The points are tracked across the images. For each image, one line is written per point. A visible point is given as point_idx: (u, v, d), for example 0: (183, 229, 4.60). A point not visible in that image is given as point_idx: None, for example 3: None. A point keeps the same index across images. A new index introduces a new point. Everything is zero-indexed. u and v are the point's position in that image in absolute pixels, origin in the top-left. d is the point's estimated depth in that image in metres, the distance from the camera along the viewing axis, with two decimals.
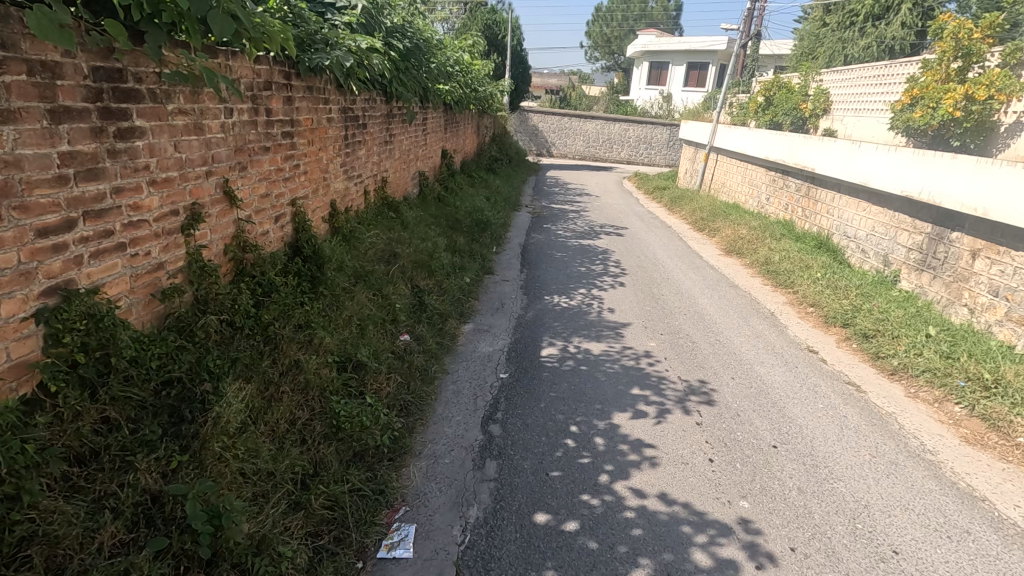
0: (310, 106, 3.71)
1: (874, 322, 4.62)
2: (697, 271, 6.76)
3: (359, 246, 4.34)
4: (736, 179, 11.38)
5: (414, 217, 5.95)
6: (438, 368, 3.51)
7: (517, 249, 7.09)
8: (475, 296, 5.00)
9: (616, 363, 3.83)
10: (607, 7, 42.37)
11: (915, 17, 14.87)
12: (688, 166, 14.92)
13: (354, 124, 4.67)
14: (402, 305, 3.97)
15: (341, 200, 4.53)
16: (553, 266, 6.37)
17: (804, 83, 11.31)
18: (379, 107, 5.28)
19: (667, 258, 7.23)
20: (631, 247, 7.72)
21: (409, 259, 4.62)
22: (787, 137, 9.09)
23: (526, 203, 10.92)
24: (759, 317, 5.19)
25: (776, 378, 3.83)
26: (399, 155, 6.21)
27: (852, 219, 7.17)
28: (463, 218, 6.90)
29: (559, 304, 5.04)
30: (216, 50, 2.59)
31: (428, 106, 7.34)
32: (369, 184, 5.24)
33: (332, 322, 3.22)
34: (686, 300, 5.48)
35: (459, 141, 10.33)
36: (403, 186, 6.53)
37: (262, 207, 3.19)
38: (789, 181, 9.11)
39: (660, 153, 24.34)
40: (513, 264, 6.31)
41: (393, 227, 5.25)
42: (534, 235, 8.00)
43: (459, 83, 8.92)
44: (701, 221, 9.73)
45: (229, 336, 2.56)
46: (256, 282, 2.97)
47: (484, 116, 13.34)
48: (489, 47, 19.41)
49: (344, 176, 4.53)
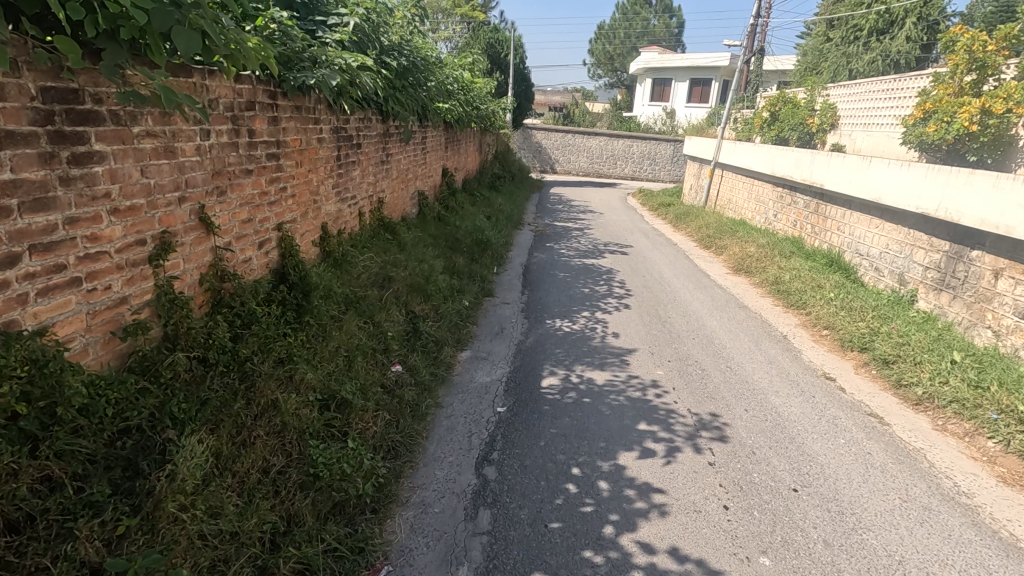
0: (298, 126, 3.56)
1: (894, 347, 4.38)
2: (705, 291, 6.54)
3: (351, 270, 4.16)
4: (742, 195, 11.19)
5: (412, 238, 5.78)
6: (431, 402, 3.29)
7: (519, 269, 6.89)
8: (473, 320, 4.80)
9: (621, 395, 3.60)
10: (610, 25, 42.73)
11: (920, 31, 14.78)
12: (693, 181, 14.75)
13: (348, 144, 4.53)
14: (395, 333, 3.77)
15: (334, 222, 4.37)
16: (555, 287, 6.16)
17: (810, 98, 11.16)
18: (375, 127, 5.14)
19: (674, 278, 7.02)
20: (636, 266, 7.51)
21: (404, 283, 4.43)
22: (794, 152, 8.91)
23: (529, 221, 10.77)
24: (771, 341, 4.95)
25: (793, 409, 3.58)
26: (397, 175, 6.07)
27: (864, 237, 6.95)
28: (463, 238, 6.73)
29: (562, 329, 4.82)
30: (190, 68, 2.44)
31: (428, 124, 7.23)
32: (364, 205, 5.08)
33: (317, 354, 3.02)
34: (694, 322, 5.25)
35: (461, 159, 10.22)
36: (401, 206, 6.38)
37: (243, 233, 3.02)
38: (797, 198, 8.91)
39: (665, 169, 24.23)
40: (515, 285, 6.12)
41: (389, 249, 5.08)
42: (536, 255, 7.81)
43: (460, 101, 8.82)
44: (707, 239, 9.53)
45: (200, 375, 2.36)
46: (235, 313, 2.78)
47: (486, 133, 13.28)
48: (491, 65, 19.50)
49: (336, 198, 4.37)
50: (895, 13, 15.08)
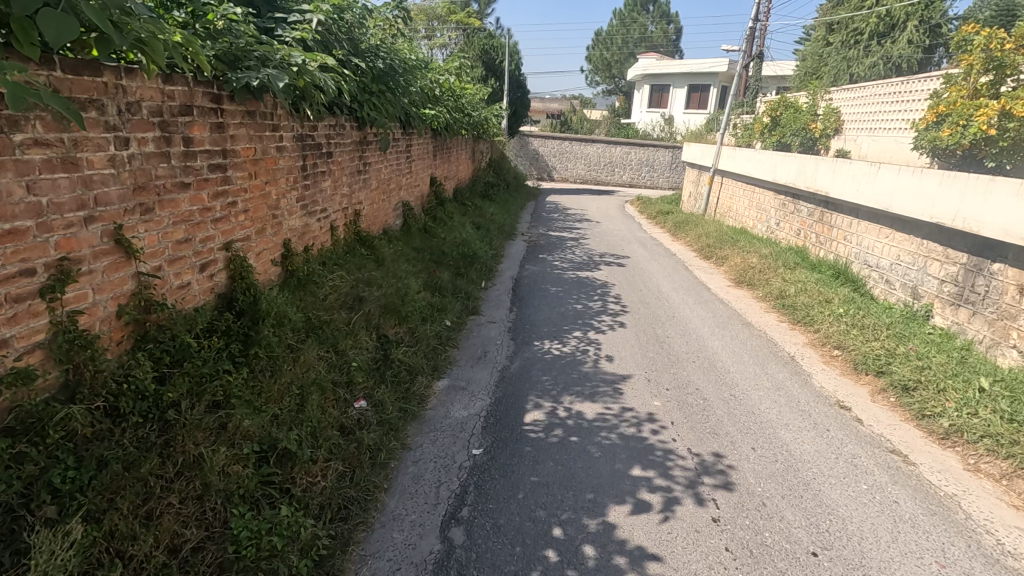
0: (251, 134, 3.20)
1: (914, 371, 4.00)
2: (704, 306, 6.16)
3: (316, 292, 3.79)
4: (743, 203, 10.82)
5: (391, 253, 5.41)
6: (397, 445, 2.90)
7: (508, 284, 6.52)
8: (454, 344, 4.41)
9: (613, 432, 3.21)
10: (607, 32, 42.60)
11: (921, 35, 14.47)
12: (692, 189, 14.41)
13: (316, 152, 4.17)
14: (361, 363, 3.39)
15: (299, 239, 3.99)
16: (546, 303, 5.79)
17: (812, 102, 10.82)
18: (349, 135, 4.78)
19: (672, 292, 6.64)
20: (632, 280, 7.13)
21: (376, 304, 4.05)
22: (796, 159, 8.57)
23: (523, 231, 10.41)
24: (778, 363, 4.56)
25: (806, 447, 3.19)
26: (377, 185, 5.72)
27: (873, 247, 6.58)
28: (449, 252, 6.37)
29: (550, 352, 4.44)
30: (99, 66, 2.08)
31: (412, 132, 6.89)
32: (337, 218, 4.72)
33: (263, 394, 2.64)
34: (694, 342, 4.87)
35: (451, 168, 9.89)
36: (382, 218, 6.02)
37: (178, 255, 2.65)
38: (800, 206, 8.55)
39: (663, 176, 23.91)
40: (502, 301, 5.75)
41: (364, 266, 4.71)
42: (528, 267, 7.45)
43: (448, 107, 8.48)
44: (707, 249, 9.16)
45: (105, 430, 1.98)
46: (162, 348, 2.40)
47: (480, 140, 12.94)
48: (486, 72, 19.26)
49: (302, 212, 4.00)
50: (895, 16, 14.78)
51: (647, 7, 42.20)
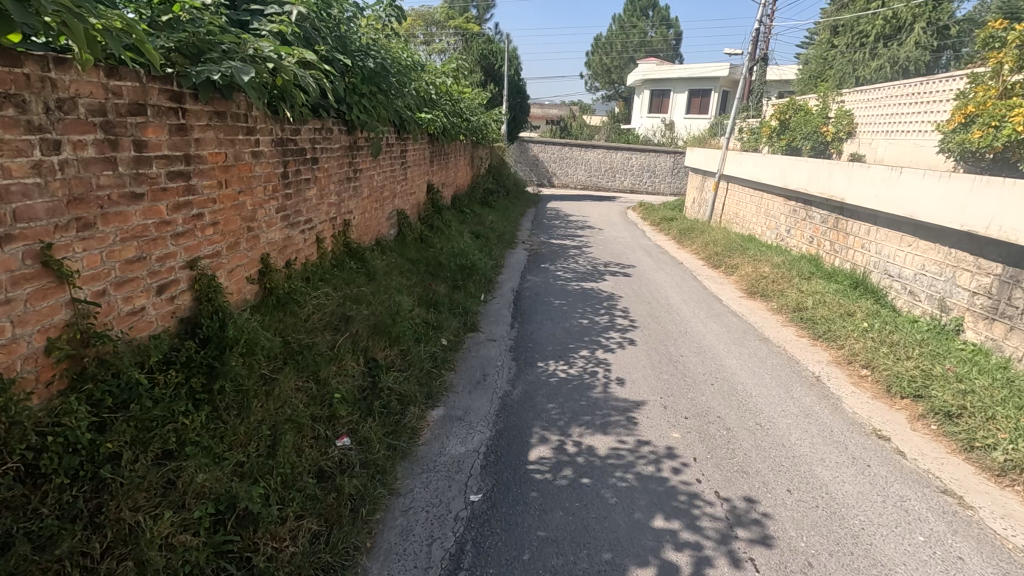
0: (220, 137, 2.85)
1: (957, 396, 3.63)
2: (717, 319, 5.81)
3: (297, 313, 3.43)
4: (751, 209, 10.49)
5: (383, 266, 5.06)
6: (383, 492, 2.53)
7: (509, 297, 6.16)
8: (451, 366, 4.05)
9: (629, 472, 2.84)
10: (606, 37, 42.47)
11: (929, 37, 14.20)
12: (697, 195, 14.08)
13: (299, 158, 3.82)
14: (345, 394, 3.03)
15: (279, 253, 3.64)
16: (550, 318, 5.42)
17: (822, 105, 10.49)
18: (336, 140, 4.43)
19: (682, 304, 6.29)
20: (639, 291, 6.78)
21: (364, 324, 3.69)
22: (808, 163, 8.23)
23: (524, 239, 10.06)
24: (802, 385, 4.19)
25: (848, 487, 2.82)
26: (369, 193, 5.37)
27: (895, 256, 6.23)
28: (446, 263, 6.02)
29: (556, 374, 4.07)
30: (17, 56, 1.75)
31: (407, 137, 6.55)
32: (324, 229, 4.36)
33: (225, 439, 2.28)
34: (710, 362, 4.50)
35: (449, 174, 9.55)
36: (375, 227, 5.67)
37: (129, 277, 2.29)
38: (812, 212, 8.21)
39: (664, 181, 23.61)
40: (503, 317, 5.39)
41: (354, 282, 4.36)
42: (529, 278, 7.09)
43: (445, 111, 8.14)
44: (715, 257, 8.81)
45: (18, 497, 1.62)
46: (104, 388, 2.02)
47: (479, 146, 12.62)
48: (485, 77, 18.99)
49: (283, 223, 3.65)
50: (901, 18, 14.51)
51: (646, 12, 42.07)
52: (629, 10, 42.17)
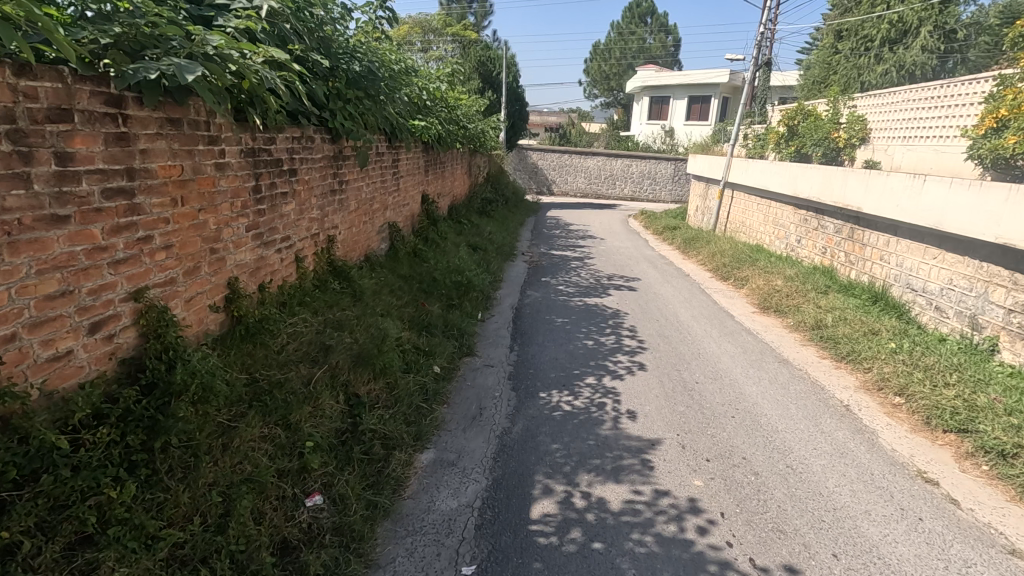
0: (173, 148, 2.47)
1: (1010, 432, 3.24)
2: (731, 338, 5.43)
3: (269, 345, 3.04)
4: (759, 218, 10.14)
5: (371, 285, 4.69)
6: (357, 567, 2.14)
7: (508, 315, 5.77)
8: (444, 399, 3.66)
9: (647, 533, 2.44)
10: (605, 45, 42.37)
11: (935, 41, 13.93)
12: (700, 203, 13.75)
13: (274, 170, 3.44)
14: (319, 441, 2.64)
15: (250, 276, 3.25)
16: (552, 339, 5.03)
17: (832, 109, 10.16)
18: (318, 149, 4.06)
19: (692, 322, 5.90)
20: (646, 307, 6.40)
21: (345, 355, 3.29)
22: (820, 170, 7.88)
23: (523, 250, 9.69)
24: (832, 416, 3.80)
25: (902, 549, 2.43)
26: (356, 206, 5.00)
27: (918, 269, 5.86)
28: (441, 279, 5.64)
29: (559, 407, 3.68)
30: None
31: (400, 145, 6.19)
32: (304, 246, 3.98)
33: (164, 512, 1.91)
34: (729, 390, 4.11)
35: (446, 183, 9.21)
36: (364, 242, 5.29)
37: (50, 316, 1.90)
38: (825, 222, 7.85)
39: (665, 189, 23.31)
40: (501, 338, 5.02)
41: (338, 304, 3.98)
42: (529, 293, 6.71)
43: (440, 119, 7.79)
44: (724, 269, 8.44)
45: None
46: (6, 459, 1.62)
47: (476, 154, 12.29)
48: (483, 84, 18.64)
49: (254, 241, 3.27)
50: (907, 22, 14.27)
51: (644, 19, 41.96)
52: (627, 17, 42.08)
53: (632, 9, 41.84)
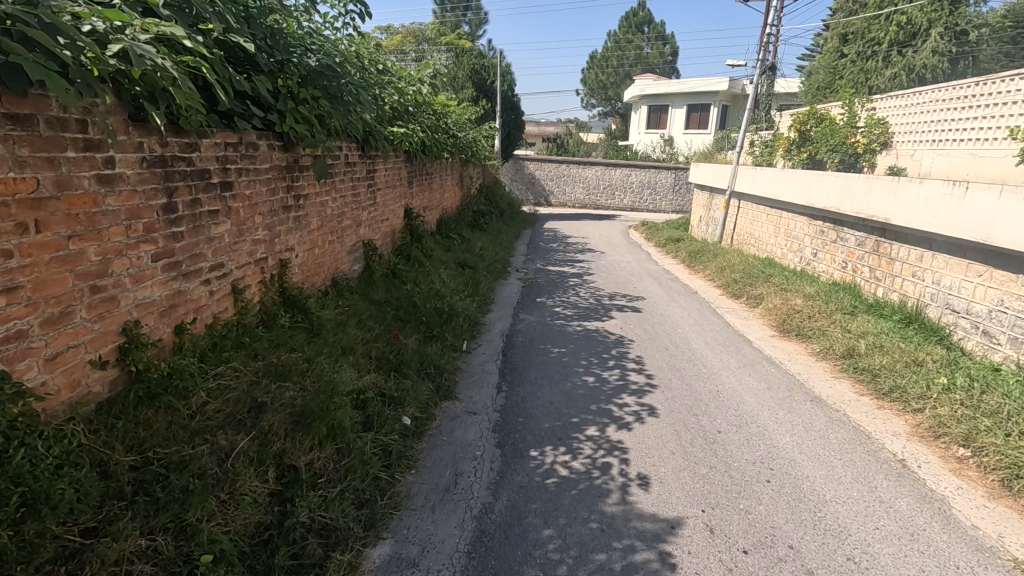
0: (17, 154, 1.81)
1: None
2: (750, 370, 4.74)
3: (177, 408, 2.36)
4: (769, 230, 9.50)
5: (333, 318, 4.01)
6: None
7: (497, 345, 5.09)
8: (410, 463, 2.96)
9: None
10: (602, 55, 42.04)
11: (947, 42, 13.39)
12: (704, 213, 13.11)
13: (198, 181, 2.78)
14: (225, 549, 1.96)
15: (162, 317, 2.56)
16: (546, 377, 4.34)
17: (848, 112, 9.54)
18: (263, 158, 3.40)
19: (706, 349, 5.22)
20: (653, 332, 5.71)
21: (281, 416, 2.61)
22: (838, 178, 7.24)
23: (518, 266, 9.03)
24: (888, 476, 3.10)
25: None
26: (319, 223, 4.34)
27: (960, 288, 5.19)
28: (421, 306, 4.97)
29: (554, 471, 2.98)
30: None
31: (375, 154, 5.55)
32: (246, 273, 3.31)
33: None
34: (758, 442, 3.41)
35: (433, 196, 8.58)
36: (329, 264, 4.61)
37: None
38: (845, 234, 7.21)
39: (665, 199, 22.74)
40: (488, 375, 4.34)
41: (285, 345, 3.30)
42: (523, 317, 6.03)
43: (423, 126, 7.13)
44: (735, 286, 7.77)
45: None
46: None
47: (468, 164, 11.64)
48: (477, 93, 18.09)
49: (168, 274, 2.60)
50: (916, 23, 13.74)
51: (642, 28, 41.63)
52: (624, 26, 41.77)
53: (628, 18, 41.53)
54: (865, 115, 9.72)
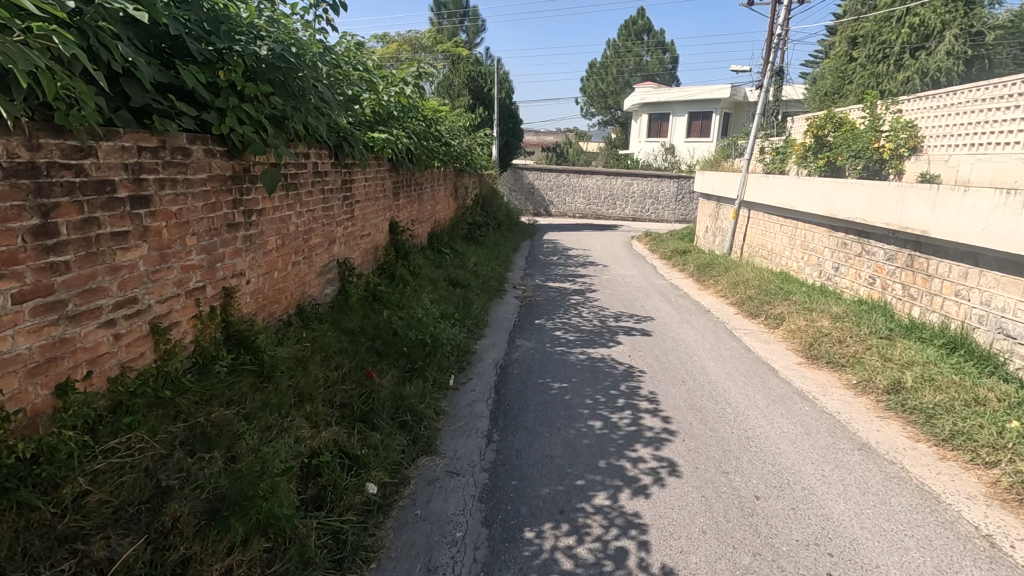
0: None
1: None
2: (781, 409, 4.09)
3: (37, 506, 1.72)
4: (784, 241, 8.89)
5: (290, 357, 3.37)
6: None
7: (489, 380, 4.45)
8: (370, 555, 2.31)
9: None
10: (602, 63, 41.73)
11: (962, 44, 12.86)
12: (711, 223, 12.50)
13: (95, 194, 2.16)
14: None
15: (33, 375, 1.93)
16: (546, 422, 3.68)
17: (871, 117, 9.06)
18: (196, 166, 2.78)
19: (728, 382, 4.58)
20: (666, 360, 5.06)
21: (190, 506, 1.96)
22: (863, 186, 6.63)
23: (515, 282, 8.42)
24: (978, 564, 2.45)
25: None
26: (278, 242, 3.71)
27: (1015, 310, 4.55)
28: (400, 336, 4.34)
29: (553, 564, 2.32)
30: None
31: (351, 161, 4.94)
32: (173, 308, 2.68)
33: None
34: (807, 512, 2.76)
35: (424, 207, 7.99)
36: (292, 289, 3.97)
37: None
38: (872, 247, 6.59)
39: (668, 208, 22.18)
40: (476, 420, 3.70)
41: (220, 397, 2.66)
42: (520, 343, 5.39)
43: (409, 132, 6.52)
44: (751, 304, 7.14)
45: None
46: None
47: (463, 173, 11.05)
48: (474, 100, 17.57)
49: (41, 319, 1.96)
50: (929, 25, 13.24)
51: (642, 37, 41.30)
52: (623, 34, 41.44)
53: (627, 26, 41.21)
54: (890, 118, 9.19)
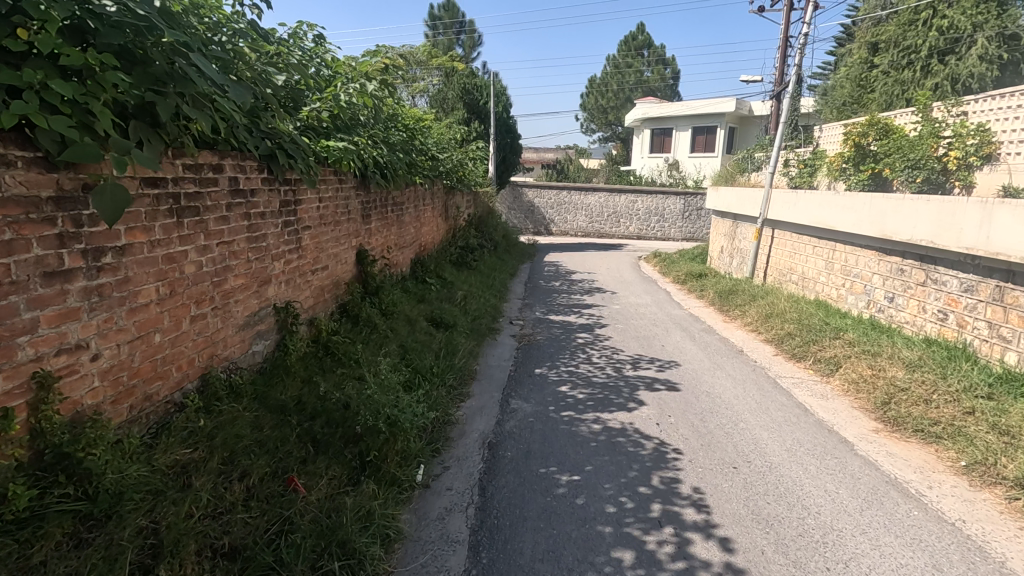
0: None
1: None
2: (883, 517, 2.89)
3: None
4: (819, 265, 7.76)
5: (158, 474, 2.20)
6: None
7: (473, 469, 3.26)
8: None
9: None
10: (602, 79, 41.07)
11: (996, 47, 11.88)
12: (727, 243, 11.42)
13: None
14: None
15: None
16: (549, 553, 2.49)
17: (928, 126, 8.16)
18: None
19: (795, 467, 3.40)
20: (706, 431, 3.88)
21: None
22: (928, 202, 5.49)
23: (512, 316, 7.28)
24: None
25: None
26: (159, 292, 2.55)
27: None
28: (350, 412, 3.15)
29: None
30: None
31: (296, 175, 3.82)
32: None
33: None
34: None
35: (406, 231, 6.89)
36: (189, 356, 2.79)
37: None
38: (942, 275, 5.44)
39: (675, 226, 21.05)
40: (448, 552, 2.50)
41: None
42: (516, 406, 4.20)
43: (383, 142, 5.45)
44: (793, 343, 5.98)
45: None
46: None
47: (455, 191, 10.00)
48: (469, 114, 16.64)
49: None
50: (958, 28, 12.29)
51: (642, 52, 40.66)
52: (623, 50, 40.83)
53: (627, 42, 40.59)
54: (954, 121, 8.22)
